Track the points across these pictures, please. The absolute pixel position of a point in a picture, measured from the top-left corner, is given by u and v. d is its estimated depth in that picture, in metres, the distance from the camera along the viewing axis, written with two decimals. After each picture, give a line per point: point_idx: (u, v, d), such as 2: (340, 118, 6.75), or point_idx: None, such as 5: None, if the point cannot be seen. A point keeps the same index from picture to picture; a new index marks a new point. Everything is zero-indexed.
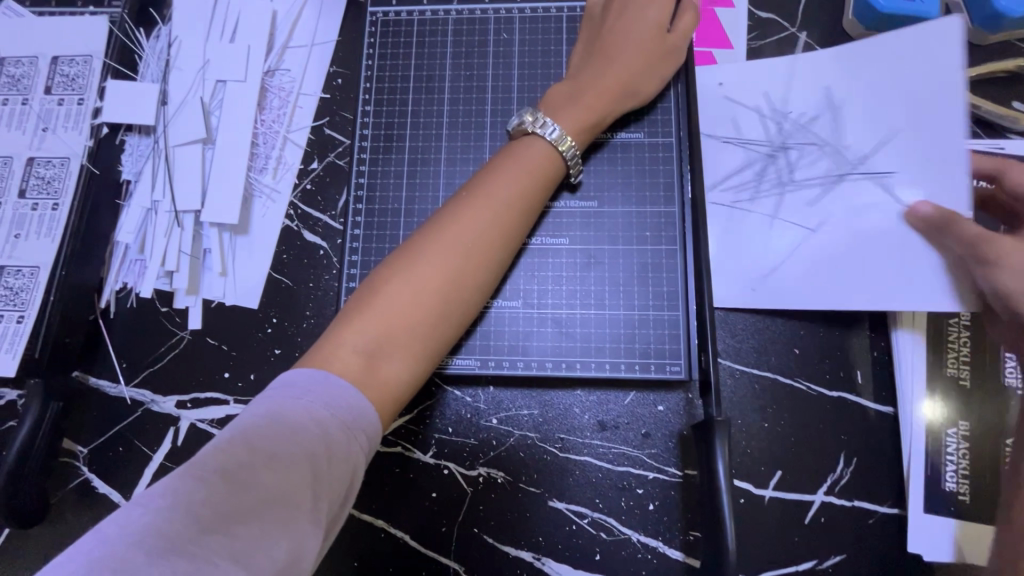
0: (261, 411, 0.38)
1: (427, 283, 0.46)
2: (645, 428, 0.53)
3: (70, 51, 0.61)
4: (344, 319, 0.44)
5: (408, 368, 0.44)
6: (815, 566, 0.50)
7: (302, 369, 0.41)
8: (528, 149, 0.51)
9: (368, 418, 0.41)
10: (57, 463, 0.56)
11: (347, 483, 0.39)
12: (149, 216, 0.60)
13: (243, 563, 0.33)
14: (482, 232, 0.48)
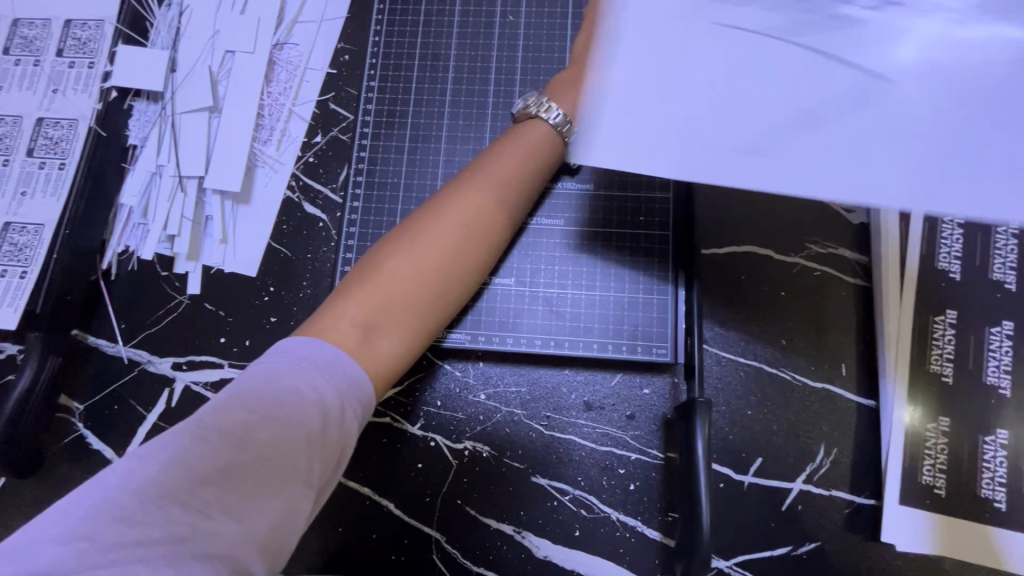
0: (259, 374, 0.39)
1: (425, 258, 0.47)
2: (630, 410, 0.54)
3: (83, 16, 0.62)
4: (341, 289, 0.46)
5: (401, 338, 0.45)
6: (789, 552, 0.51)
7: (300, 336, 0.42)
8: (527, 130, 0.51)
9: (362, 385, 0.42)
10: (52, 418, 0.57)
11: (341, 450, 0.40)
12: (153, 181, 0.61)
13: (235, 518, 0.35)
14: (479, 211, 0.49)
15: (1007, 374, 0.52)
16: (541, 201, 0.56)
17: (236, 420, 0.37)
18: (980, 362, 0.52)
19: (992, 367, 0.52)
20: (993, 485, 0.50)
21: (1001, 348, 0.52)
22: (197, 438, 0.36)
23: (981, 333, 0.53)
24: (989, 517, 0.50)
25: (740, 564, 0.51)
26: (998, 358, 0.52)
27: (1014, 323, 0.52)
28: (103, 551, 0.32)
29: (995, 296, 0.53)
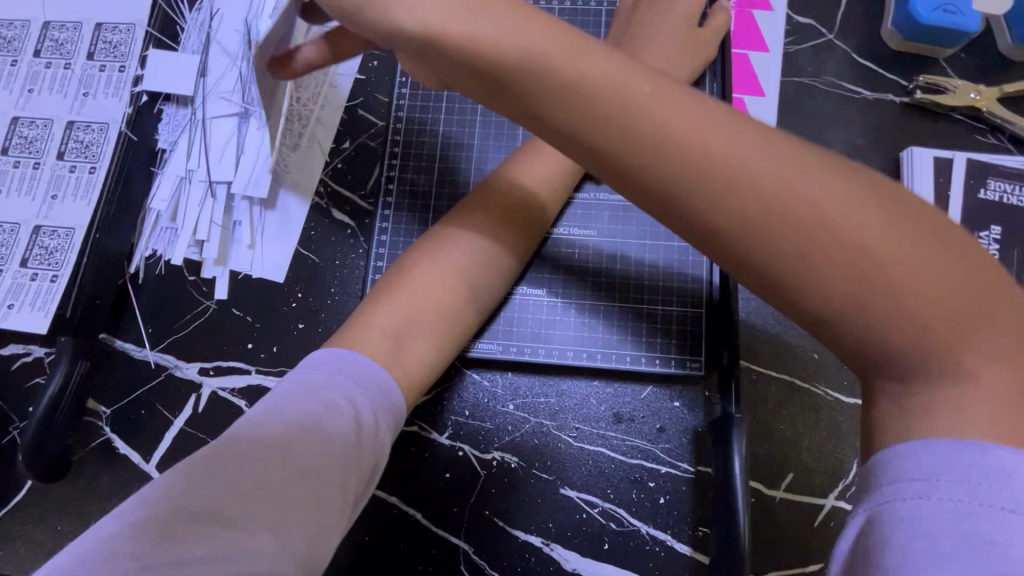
0: (295, 385, 0.39)
1: (455, 267, 0.47)
2: (660, 423, 0.54)
3: (114, 19, 0.62)
4: (374, 298, 0.46)
5: (433, 348, 0.45)
6: (821, 569, 0.51)
7: (333, 347, 0.43)
8: (554, 140, 0.53)
9: (396, 397, 0.42)
10: (80, 421, 0.57)
11: (374, 462, 0.40)
12: (182, 185, 0.61)
13: (278, 534, 0.34)
14: (504, 220, 0.50)
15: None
16: (572, 211, 0.56)
17: (275, 432, 0.37)
18: None
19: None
20: None
21: None
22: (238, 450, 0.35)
23: None
24: None
25: None
26: None
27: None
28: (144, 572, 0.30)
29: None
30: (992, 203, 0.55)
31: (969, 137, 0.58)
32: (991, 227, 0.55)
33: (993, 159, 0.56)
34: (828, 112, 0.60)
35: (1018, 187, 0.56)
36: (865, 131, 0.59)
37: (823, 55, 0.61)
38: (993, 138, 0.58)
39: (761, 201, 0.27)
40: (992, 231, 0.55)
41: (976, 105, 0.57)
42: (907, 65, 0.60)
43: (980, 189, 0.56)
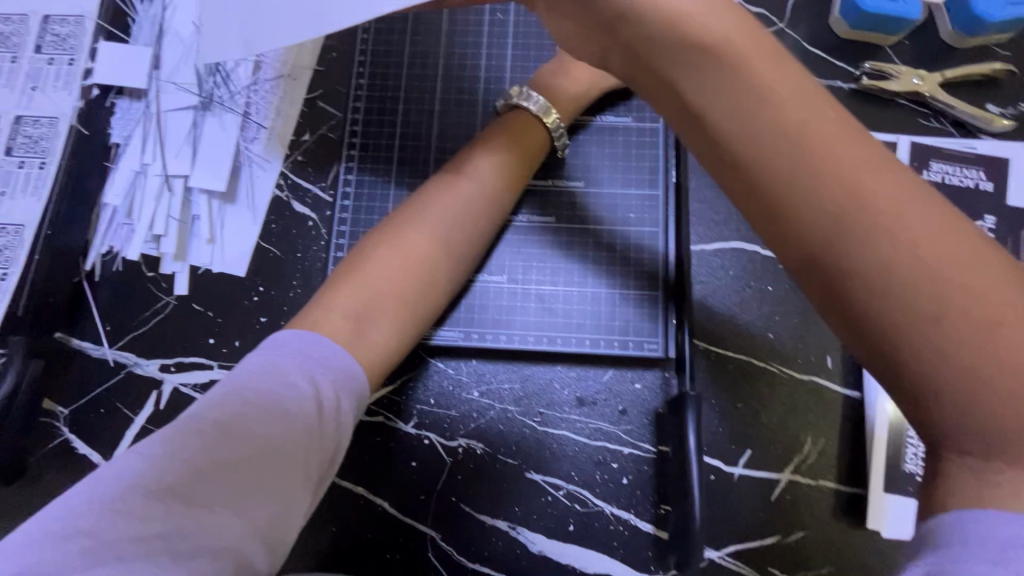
0: (255, 366, 0.39)
1: (417, 250, 0.47)
2: (622, 405, 0.55)
3: (62, 12, 0.61)
4: (333, 283, 0.46)
5: (395, 331, 0.46)
6: (778, 541, 0.52)
7: (291, 331, 0.42)
8: (512, 122, 0.54)
9: (359, 380, 0.42)
10: (37, 422, 0.56)
11: (338, 442, 0.40)
12: (138, 180, 0.60)
13: (237, 511, 0.35)
14: (471, 199, 0.50)
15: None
16: (530, 197, 0.57)
17: (235, 413, 0.36)
18: None
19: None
20: None
21: None
22: (197, 432, 0.35)
23: None
24: None
25: (732, 554, 0.52)
26: None
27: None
28: (101, 548, 0.31)
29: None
30: (934, 184, 0.58)
31: (913, 121, 0.60)
32: None
33: (935, 142, 0.59)
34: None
35: (960, 168, 0.58)
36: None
37: (775, 43, 0.62)
38: (936, 122, 0.60)
39: (781, 165, 0.31)
40: None
41: (919, 90, 0.59)
42: (854, 52, 0.62)
43: (924, 171, 0.58)
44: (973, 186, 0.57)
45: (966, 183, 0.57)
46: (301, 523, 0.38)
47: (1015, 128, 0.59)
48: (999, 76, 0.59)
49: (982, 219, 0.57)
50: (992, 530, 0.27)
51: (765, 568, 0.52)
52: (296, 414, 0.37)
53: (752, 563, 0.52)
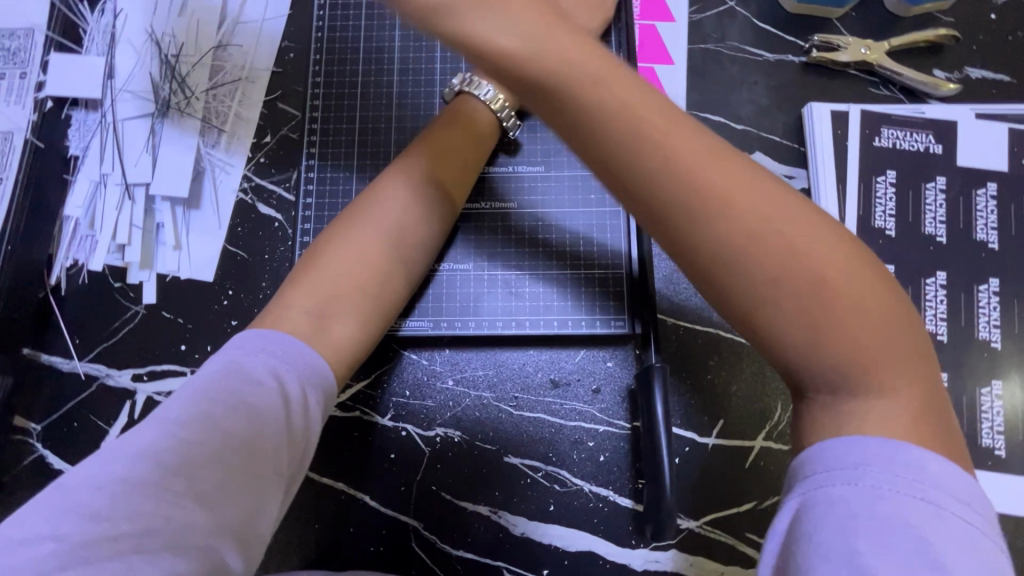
0: (219, 365, 0.39)
1: (375, 241, 0.47)
2: (596, 384, 0.55)
3: (10, 26, 0.61)
4: (293, 280, 0.46)
5: (359, 324, 0.46)
6: (755, 507, 0.53)
7: (253, 330, 0.42)
8: (461, 110, 0.54)
9: (324, 373, 0.42)
10: (10, 440, 0.56)
11: (308, 437, 0.40)
12: (98, 190, 0.60)
13: (207, 509, 0.34)
14: (424, 191, 0.50)
15: (943, 321, 0.55)
16: (490, 184, 0.58)
17: (201, 411, 0.36)
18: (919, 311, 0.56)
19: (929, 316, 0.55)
20: None
21: (989, 304, 0.55)
22: (163, 432, 0.35)
23: (917, 285, 0.56)
24: None
25: (710, 523, 0.53)
26: (987, 313, 0.55)
27: (946, 275, 0.56)
28: (69, 551, 0.31)
29: (926, 249, 0.57)
30: (886, 150, 0.59)
31: (863, 90, 0.61)
32: (887, 172, 0.59)
33: (885, 109, 0.60)
34: (733, 76, 0.62)
35: (909, 133, 0.59)
36: (769, 92, 0.62)
37: (726, 21, 0.63)
38: (885, 90, 0.61)
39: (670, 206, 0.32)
40: (888, 176, 0.58)
41: (868, 59, 0.60)
42: (803, 26, 0.63)
43: (875, 138, 0.59)
44: (923, 150, 0.59)
45: (916, 147, 0.59)
46: (274, 519, 0.38)
47: (961, 91, 0.60)
48: (943, 42, 0.61)
49: (934, 181, 0.58)
50: (847, 453, 0.30)
51: (743, 534, 0.53)
52: (263, 408, 0.38)
53: (731, 531, 0.53)
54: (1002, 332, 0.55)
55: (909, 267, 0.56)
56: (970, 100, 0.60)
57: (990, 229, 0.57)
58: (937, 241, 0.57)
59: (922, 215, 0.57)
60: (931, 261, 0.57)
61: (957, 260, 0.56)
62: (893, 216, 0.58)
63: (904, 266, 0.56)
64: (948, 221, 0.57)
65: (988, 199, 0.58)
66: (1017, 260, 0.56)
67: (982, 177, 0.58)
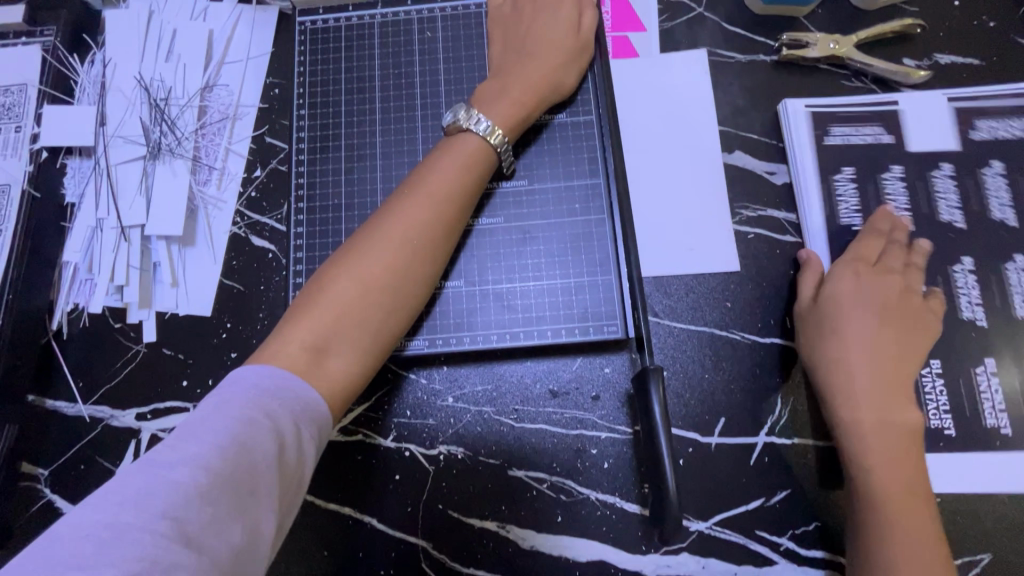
0: (213, 402, 0.40)
1: (373, 279, 0.47)
2: (594, 391, 0.56)
3: (5, 82, 0.63)
4: (292, 314, 0.46)
5: (356, 358, 0.46)
6: (764, 504, 0.53)
7: (252, 365, 0.43)
8: (461, 142, 0.54)
9: (318, 409, 0.43)
10: (17, 487, 0.56)
11: (300, 471, 0.41)
12: (95, 235, 0.61)
13: (198, 548, 0.35)
14: (418, 243, 0.50)
15: None
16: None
17: (195, 451, 0.37)
18: None
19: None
20: (940, 416, 0.54)
21: (967, 283, 0.56)
22: (152, 474, 0.36)
23: None
24: (942, 446, 0.53)
25: (719, 523, 0.53)
26: (967, 293, 0.56)
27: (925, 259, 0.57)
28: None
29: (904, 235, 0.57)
30: (864, 140, 0.60)
31: (836, 83, 0.62)
32: (845, 168, 0.59)
33: (860, 100, 0.61)
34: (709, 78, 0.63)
35: (858, 128, 0.60)
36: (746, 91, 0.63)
37: (696, 26, 0.65)
38: (858, 82, 0.62)
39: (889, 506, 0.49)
40: (846, 172, 0.59)
41: (837, 53, 0.61)
42: (771, 26, 0.64)
43: (827, 135, 0.60)
44: (874, 142, 0.60)
45: (866, 140, 0.60)
46: (269, 553, 0.39)
47: (932, 77, 0.61)
48: (910, 31, 0.62)
49: (890, 169, 0.59)
50: None
51: (753, 533, 0.52)
52: (257, 444, 0.38)
53: (740, 530, 0.53)
54: (986, 310, 0.55)
55: None
56: (941, 86, 0.62)
57: (972, 211, 0.57)
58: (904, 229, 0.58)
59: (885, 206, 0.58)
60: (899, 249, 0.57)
61: (941, 244, 0.57)
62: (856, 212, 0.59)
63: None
64: (920, 204, 0.58)
65: (964, 177, 0.58)
66: (1002, 238, 0.57)
67: (963, 158, 0.59)
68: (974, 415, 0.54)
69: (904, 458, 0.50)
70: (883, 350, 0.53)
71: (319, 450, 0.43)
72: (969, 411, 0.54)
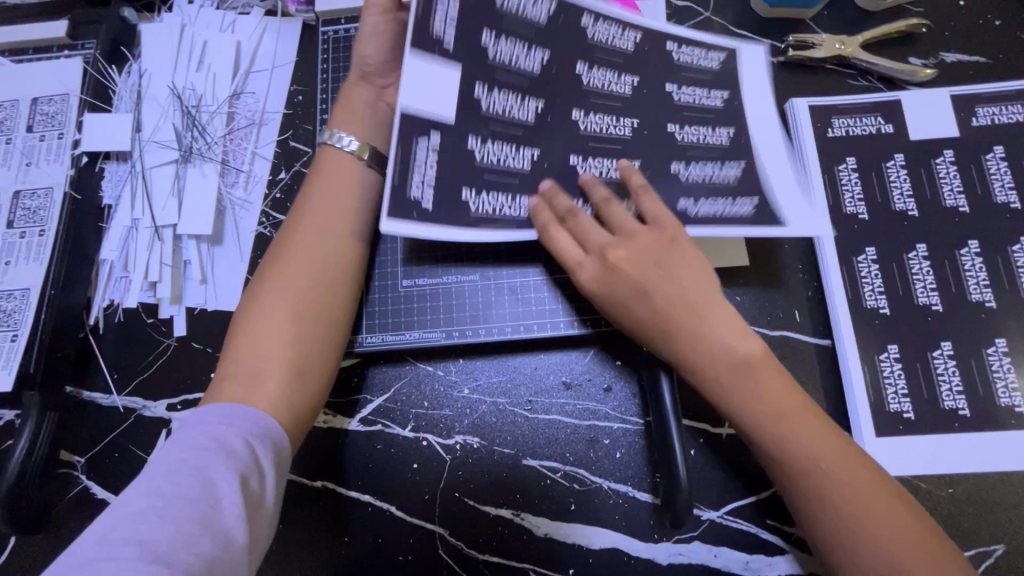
0: (167, 441, 0.45)
1: (287, 304, 0.51)
2: (606, 382, 0.57)
3: (49, 92, 0.67)
4: (226, 356, 0.50)
5: (292, 377, 0.50)
6: (775, 494, 0.54)
7: (205, 403, 0.48)
8: (320, 161, 0.57)
9: (265, 422, 0.47)
10: (55, 474, 0.59)
11: (258, 480, 0.44)
12: (130, 235, 0.64)
13: (168, 561, 0.38)
14: (322, 264, 0.53)
15: (934, 291, 0.57)
16: (460, 155, 0.56)
17: (154, 482, 0.42)
18: (907, 284, 0.57)
19: (920, 288, 0.57)
20: (953, 396, 0.55)
21: (974, 266, 0.57)
22: (126, 502, 0.41)
23: (901, 260, 0.58)
24: (957, 425, 0.54)
25: (731, 512, 0.54)
26: (975, 275, 0.57)
27: (927, 246, 0.58)
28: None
29: (903, 225, 0.59)
30: (871, 136, 0.61)
31: (842, 83, 0.64)
32: (848, 159, 0.61)
33: (866, 98, 0.62)
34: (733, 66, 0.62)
35: (858, 119, 0.62)
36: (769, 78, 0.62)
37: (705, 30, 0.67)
38: (864, 80, 0.64)
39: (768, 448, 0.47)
40: (849, 163, 0.61)
41: (843, 53, 0.63)
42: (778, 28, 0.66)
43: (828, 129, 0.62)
44: (875, 131, 0.61)
45: (867, 130, 0.61)
46: (246, 556, 0.42)
47: (937, 75, 0.63)
48: (915, 30, 0.63)
49: (893, 158, 0.60)
50: None
51: (764, 522, 0.53)
52: (212, 464, 0.42)
53: (752, 518, 0.53)
54: (994, 291, 0.56)
55: (893, 244, 0.58)
56: (948, 83, 0.63)
57: (998, 195, 0.58)
58: (911, 215, 0.59)
59: (891, 193, 0.60)
60: (909, 235, 0.59)
61: (947, 235, 0.58)
62: (863, 200, 0.60)
63: (886, 245, 0.59)
64: (918, 195, 0.59)
65: (998, 161, 0.59)
66: (1007, 230, 0.57)
67: (970, 152, 0.60)
68: (987, 395, 0.54)
69: (781, 399, 0.48)
70: (654, 308, 0.51)
71: (280, 477, 0.46)
72: (982, 394, 0.55)
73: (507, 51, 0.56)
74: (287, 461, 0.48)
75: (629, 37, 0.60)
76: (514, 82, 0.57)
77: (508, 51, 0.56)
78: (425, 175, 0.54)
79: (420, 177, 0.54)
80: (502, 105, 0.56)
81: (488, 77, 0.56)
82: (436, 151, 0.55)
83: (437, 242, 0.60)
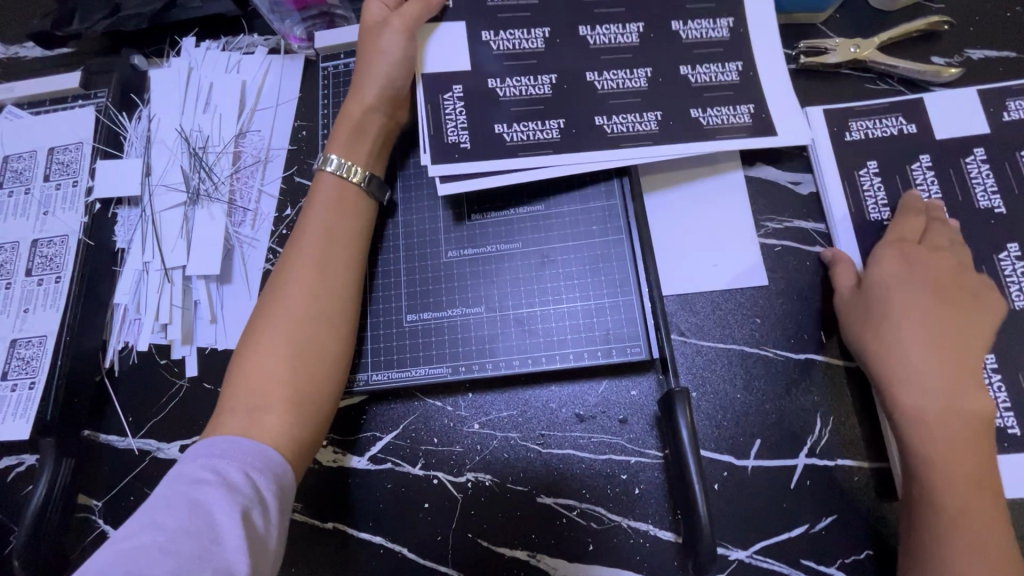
0: (168, 477, 0.44)
1: (285, 337, 0.50)
2: (622, 414, 0.55)
3: (64, 142, 0.69)
4: (226, 389, 0.50)
5: (291, 411, 0.49)
6: (808, 531, 0.50)
7: (204, 437, 0.47)
8: (317, 187, 0.56)
9: (268, 455, 0.46)
10: (73, 518, 0.59)
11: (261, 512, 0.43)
12: (142, 277, 0.65)
13: None
14: (320, 292, 0.52)
15: None
16: (486, 100, 0.57)
17: (156, 519, 0.41)
18: None
19: None
20: (1000, 414, 0.50)
21: (1016, 271, 0.53)
22: (122, 545, 0.40)
23: None
24: (1006, 446, 0.50)
25: (761, 552, 0.50)
26: (1018, 281, 0.53)
27: None
28: None
29: None
30: (905, 137, 0.58)
31: (861, 87, 0.60)
32: (868, 163, 0.57)
33: (884, 101, 0.59)
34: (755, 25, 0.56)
35: (879, 121, 0.58)
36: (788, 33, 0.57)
37: None
38: (883, 84, 0.60)
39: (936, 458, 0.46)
40: (869, 167, 0.57)
41: (859, 57, 0.59)
42: (793, 36, 0.62)
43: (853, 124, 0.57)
44: (896, 133, 0.58)
45: (887, 132, 0.58)
46: None
47: (964, 74, 0.59)
48: (937, 28, 0.60)
49: (918, 160, 0.57)
50: None
51: (798, 562, 0.50)
52: (213, 500, 0.42)
53: (784, 558, 0.50)
54: None
55: None
56: (976, 82, 0.59)
57: None
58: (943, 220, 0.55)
59: None
60: None
61: (983, 239, 0.54)
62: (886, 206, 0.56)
63: None
64: (942, 197, 0.56)
65: None
66: None
67: (1008, 151, 0.56)
68: None
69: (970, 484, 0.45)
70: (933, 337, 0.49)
71: (283, 509, 0.45)
72: None
73: (508, 39, 0.58)
74: (291, 497, 0.47)
75: (639, 75, 0.57)
76: (530, 107, 0.57)
77: (509, 38, 0.58)
78: (458, 121, 0.56)
79: (453, 122, 0.56)
80: (525, 131, 0.56)
81: (505, 115, 0.56)
82: (461, 99, 0.57)
83: (441, 274, 0.59)
